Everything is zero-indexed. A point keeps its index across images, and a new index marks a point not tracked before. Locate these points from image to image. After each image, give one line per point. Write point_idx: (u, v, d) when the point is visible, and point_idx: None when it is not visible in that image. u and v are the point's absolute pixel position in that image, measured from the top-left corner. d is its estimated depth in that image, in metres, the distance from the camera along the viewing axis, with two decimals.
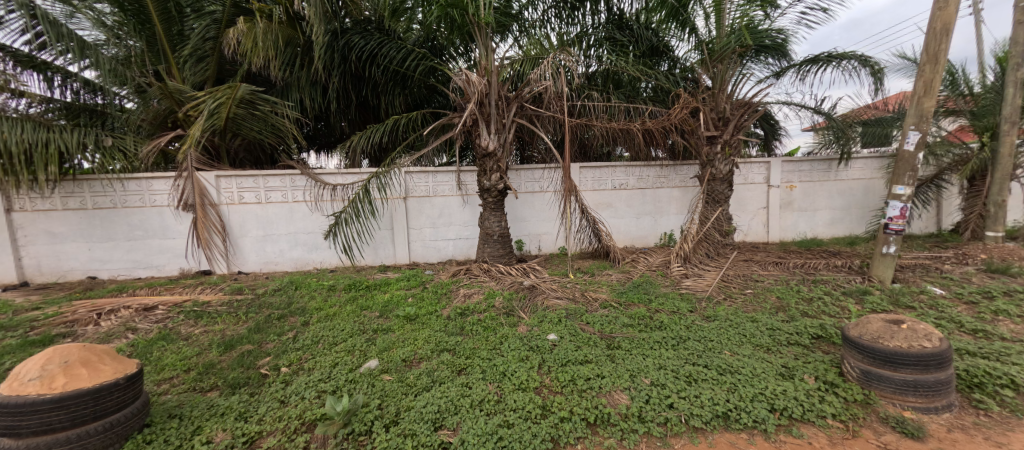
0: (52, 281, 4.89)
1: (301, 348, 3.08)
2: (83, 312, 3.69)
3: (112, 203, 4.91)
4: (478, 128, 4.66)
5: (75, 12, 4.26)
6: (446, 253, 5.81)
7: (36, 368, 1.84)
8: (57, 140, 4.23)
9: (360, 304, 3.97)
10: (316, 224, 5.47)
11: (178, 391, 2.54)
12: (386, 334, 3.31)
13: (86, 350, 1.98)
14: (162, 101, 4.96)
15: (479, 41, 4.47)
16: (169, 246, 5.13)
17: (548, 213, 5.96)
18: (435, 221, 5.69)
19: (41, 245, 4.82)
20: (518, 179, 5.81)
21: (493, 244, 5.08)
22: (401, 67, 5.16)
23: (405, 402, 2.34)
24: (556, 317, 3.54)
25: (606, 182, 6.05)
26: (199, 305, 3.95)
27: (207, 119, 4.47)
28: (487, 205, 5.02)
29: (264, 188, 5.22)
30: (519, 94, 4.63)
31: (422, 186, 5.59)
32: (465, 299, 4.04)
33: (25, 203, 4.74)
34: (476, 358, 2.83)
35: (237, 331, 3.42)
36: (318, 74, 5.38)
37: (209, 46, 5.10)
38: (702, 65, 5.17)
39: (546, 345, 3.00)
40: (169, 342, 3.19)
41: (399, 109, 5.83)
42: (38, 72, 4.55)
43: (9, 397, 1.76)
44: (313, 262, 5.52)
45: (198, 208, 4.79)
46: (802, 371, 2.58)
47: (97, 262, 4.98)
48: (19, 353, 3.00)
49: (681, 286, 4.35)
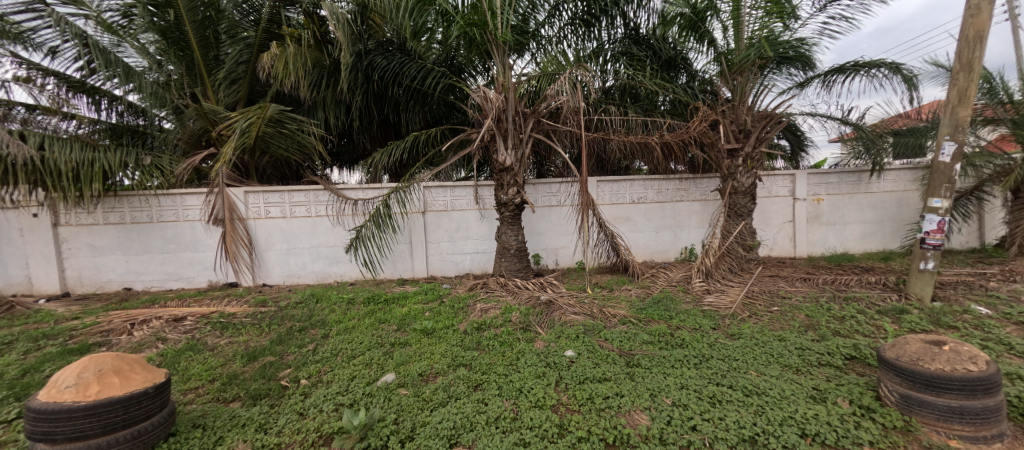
0: (91, 291, 5.15)
1: (321, 361, 3.13)
2: (118, 322, 3.85)
3: (149, 218, 5.17)
4: (496, 143, 4.71)
5: (121, 42, 4.84)
6: (463, 267, 5.83)
7: (72, 376, 1.91)
8: (101, 159, 4.53)
9: (379, 317, 4.02)
10: (337, 238, 5.58)
11: (203, 401, 2.61)
12: (404, 348, 3.32)
13: (119, 359, 2.06)
14: (198, 121, 5.19)
15: (497, 59, 4.57)
16: (200, 259, 5.33)
17: (566, 226, 5.94)
18: (452, 235, 5.74)
19: (82, 257, 5.11)
20: (535, 192, 5.81)
21: (510, 258, 5.06)
22: (421, 85, 5.31)
23: (421, 417, 2.33)
24: (573, 333, 3.49)
25: (624, 196, 5.99)
26: (225, 317, 4.06)
27: (239, 138, 4.68)
28: (505, 219, 5.05)
29: (290, 203, 5.40)
30: (536, 110, 4.64)
31: (440, 201, 5.67)
32: (482, 314, 4.02)
33: (71, 218, 5.05)
34: (493, 374, 2.80)
35: (260, 343, 3.51)
36: (343, 94, 5.57)
37: (242, 69, 5.40)
38: (721, 77, 5.17)
39: (564, 362, 2.94)
40: (196, 352, 3.30)
41: (419, 125, 5.96)
42: (87, 95, 5.00)
43: (47, 403, 1.84)
44: (334, 275, 5.62)
45: (227, 223, 4.99)
46: (835, 394, 2.45)
47: (133, 273, 5.22)
48: (58, 361, 3.15)
49: (703, 303, 4.20)
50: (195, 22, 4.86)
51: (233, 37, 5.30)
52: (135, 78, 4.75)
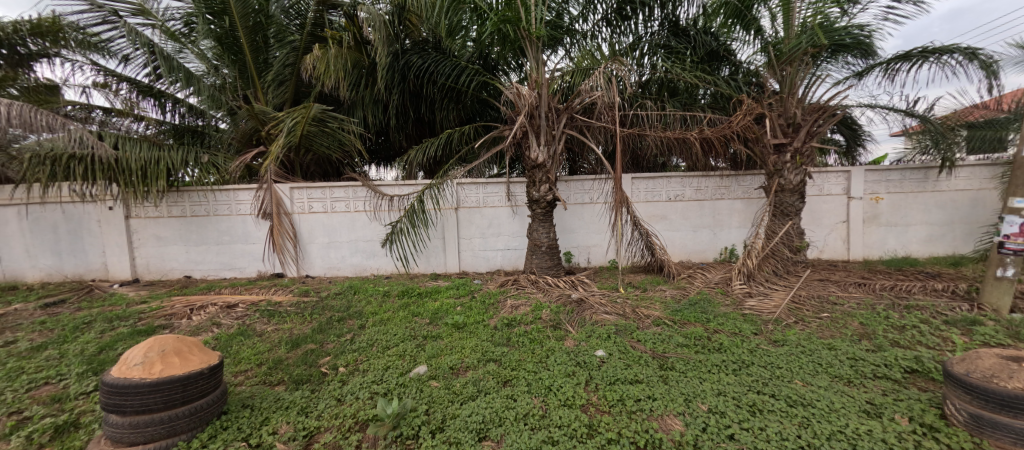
0: (157, 278, 5.65)
1: (357, 350, 3.26)
2: (180, 307, 4.20)
3: (206, 211, 5.58)
4: (528, 140, 4.69)
5: (182, 48, 5.33)
6: (495, 263, 5.87)
7: (140, 354, 2.10)
8: (165, 158, 4.95)
9: (412, 310, 4.13)
10: (375, 232, 5.78)
11: (251, 383, 2.80)
12: (436, 341, 3.40)
13: (179, 340, 2.24)
14: (249, 121, 5.51)
15: (530, 55, 4.52)
16: (250, 250, 5.70)
17: (598, 224, 5.83)
18: (484, 231, 5.79)
19: (150, 247, 5.61)
20: (568, 190, 5.75)
21: (541, 256, 5.02)
22: (456, 83, 5.39)
23: (451, 409, 2.37)
24: (604, 332, 3.43)
25: (660, 193, 5.80)
26: (272, 305, 4.32)
27: (285, 136, 4.96)
28: (536, 216, 5.02)
29: (330, 199, 5.65)
30: (569, 106, 4.60)
31: (473, 197, 5.73)
32: (512, 311, 4.03)
33: (140, 211, 5.54)
34: (522, 370, 2.81)
35: (302, 330, 3.71)
36: (380, 93, 5.72)
37: (289, 71, 5.68)
38: (768, 68, 4.87)
39: (594, 362, 2.90)
40: (246, 337, 3.53)
41: (453, 123, 6.04)
42: (154, 99, 5.50)
43: (118, 378, 2.04)
44: (370, 268, 5.84)
45: (274, 217, 5.30)
46: (892, 409, 2.26)
47: (193, 263, 5.67)
48: (128, 340, 3.48)
49: (744, 306, 4.01)
50: (247, 27, 5.15)
51: (281, 41, 5.57)
52: (194, 82, 5.28)
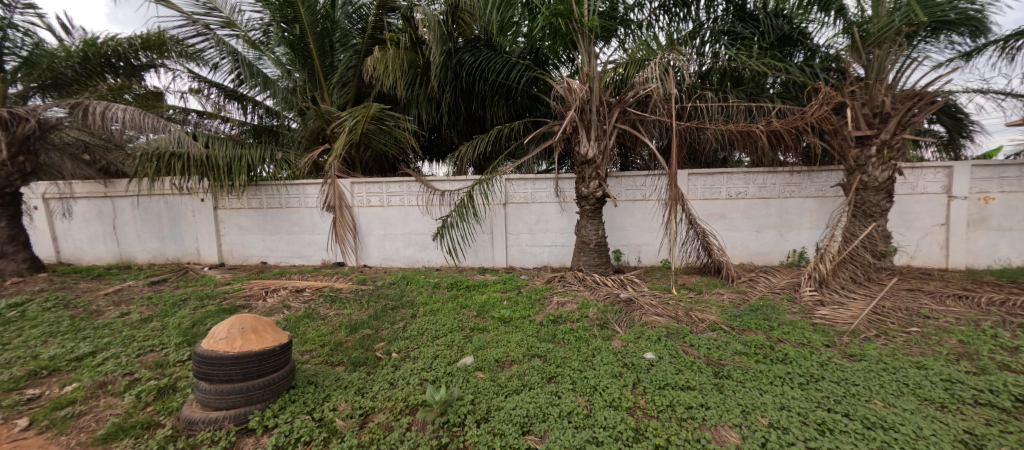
0: (239, 263, 6.33)
1: (409, 338, 3.42)
2: (257, 290, 4.67)
3: (280, 204, 6.12)
4: (578, 135, 4.62)
5: (261, 56, 5.85)
6: (542, 259, 5.86)
7: (224, 330, 2.37)
8: (247, 155, 5.57)
9: (460, 302, 4.25)
10: (426, 226, 6.00)
11: (315, 362, 3.05)
12: (482, 333, 3.47)
13: (256, 320, 2.49)
14: (316, 120, 5.94)
15: (582, 48, 4.43)
16: (316, 240, 6.17)
17: (651, 222, 5.59)
18: (532, 227, 5.79)
19: (233, 235, 6.28)
20: (618, 186, 5.58)
21: (589, 253, 4.93)
22: (506, 79, 5.43)
23: (496, 401, 2.42)
24: (654, 334, 3.30)
25: (720, 191, 5.43)
26: (334, 291, 4.67)
27: (348, 134, 5.30)
28: (585, 213, 4.93)
29: (386, 193, 5.95)
30: (622, 99, 4.45)
31: (521, 193, 5.75)
32: (558, 307, 4.01)
33: (226, 203, 6.21)
34: (567, 368, 2.79)
35: (360, 316, 3.96)
36: (433, 91, 5.89)
37: (351, 73, 6.03)
38: (851, 51, 4.37)
39: (643, 364, 2.80)
40: (311, 320, 3.85)
41: (503, 119, 6.09)
42: (238, 102, 6.18)
43: (207, 350, 2.31)
44: (422, 261, 6.08)
45: (337, 210, 5.70)
46: (999, 443, 1.95)
47: (268, 250, 6.26)
48: (216, 317, 3.94)
49: (814, 315, 3.66)
50: (315, 33, 5.55)
51: (345, 45, 5.94)
52: (271, 86, 5.83)
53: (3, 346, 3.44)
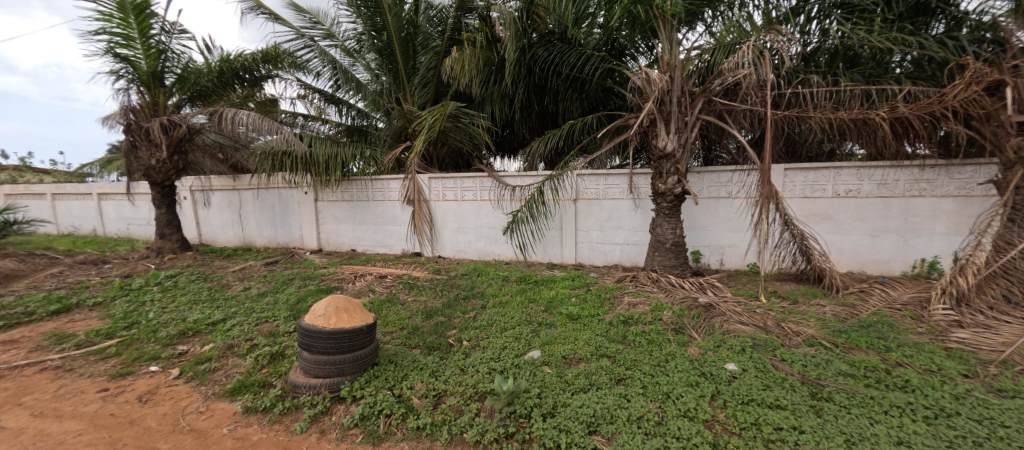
0: (334, 249, 7.10)
1: (479, 327, 3.56)
2: (347, 274, 5.21)
3: (367, 197, 6.73)
4: (656, 128, 4.36)
5: (355, 63, 6.43)
6: (613, 258, 5.67)
7: (322, 308, 2.68)
8: (340, 153, 6.19)
9: (528, 296, 4.31)
10: (497, 221, 6.14)
11: (395, 343, 3.32)
12: (550, 329, 3.48)
13: (347, 300, 2.79)
14: (399, 119, 6.38)
15: (663, 36, 4.19)
16: (397, 231, 6.68)
17: (737, 222, 5.09)
18: (603, 224, 5.63)
19: (329, 224, 7.06)
20: (700, 182, 5.16)
21: (664, 253, 4.67)
22: (580, 73, 5.31)
23: (563, 397, 2.41)
24: (738, 344, 3.02)
25: (825, 188, 4.75)
26: (412, 279, 5.02)
27: (427, 132, 5.63)
28: (661, 211, 4.65)
29: (461, 188, 6.21)
30: (708, 88, 4.15)
31: (592, 189, 5.61)
32: (629, 308, 3.87)
33: (324, 196, 6.99)
34: (638, 371, 2.68)
35: (435, 304, 4.22)
36: (507, 88, 5.97)
37: (431, 74, 6.36)
38: (1015, 16, 3.56)
39: (724, 376, 2.59)
40: (392, 304, 4.20)
41: (575, 114, 5.98)
42: (335, 105, 6.90)
43: (308, 324, 2.64)
44: (492, 254, 6.25)
45: (416, 203, 6.10)
46: None
47: (357, 239, 6.93)
48: (315, 296, 4.48)
49: (947, 338, 3.06)
50: (400, 38, 6.01)
51: (426, 48, 6.28)
52: (362, 90, 6.41)
53: (163, 309, 4.28)
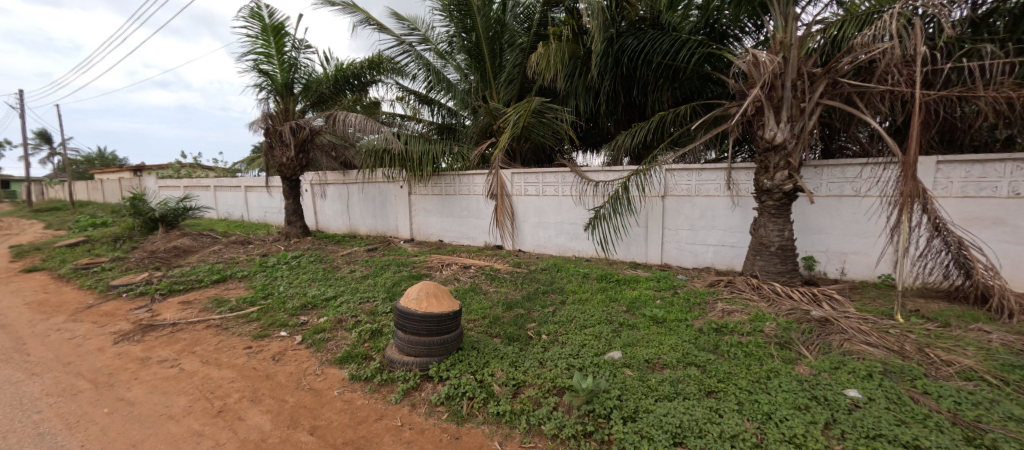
0: (424, 239, 7.68)
1: (558, 322, 3.56)
2: (435, 263, 5.60)
3: (454, 191, 7.13)
4: (764, 116, 3.87)
5: (446, 64, 6.80)
6: (704, 260, 5.22)
7: (415, 292, 2.94)
8: (432, 150, 6.65)
9: (609, 295, 4.19)
10: (578, 216, 6.05)
11: (478, 331, 3.49)
12: (632, 330, 3.35)
13: (437, 287, 3.01)
14: (485, 117, 6.58)
15: (775, 12, 3.73)
16: (480, 224, 6.97)
17: (866, 225, 4.31)
18: (694, 223, 5.20)
19: (421, 216, 7.64)
20: (818, 177, 4.47)
21: (768, 257, 4.16)
22: (674, 60, 4.98)
23: (645, 403, 2.31)
24: (862, 368, 2.57)
25: (996, 187, 3.75)
26: (493, 271, 5.21)
27: (512, 128, 5.76)
28: (766, 210, 4.14)
29: (542, 183, 6.25)
30: (832, 68, 3.58)
31: (684, 185, 5.22)
32: (723, 315, 3.54)
33: (416, 189, 7.58)
34: (732, 385, 2.45)
35: (515, 296, 4.33)
36: (592, 81, 5.78)
37: (517, 71, 6.46)
38: None
39: (843, 403, 2.23)
40: (475, 294, 4.41)
41: (666, 105, 5.61)
42: (428, 105, 7.40)
43: (403, 306, 2.91)
44: (572, 250, 6.18)
45: (499, 197, 6.30)
46: None
47: (444, 230, 7.39)
48: (408, 281, 4.90)
49: None
50: (488, 37, 6.25)
51: (512, 45, 6.39)
52: (452, 89, 6.83)
53: (290, 284, 5.07)
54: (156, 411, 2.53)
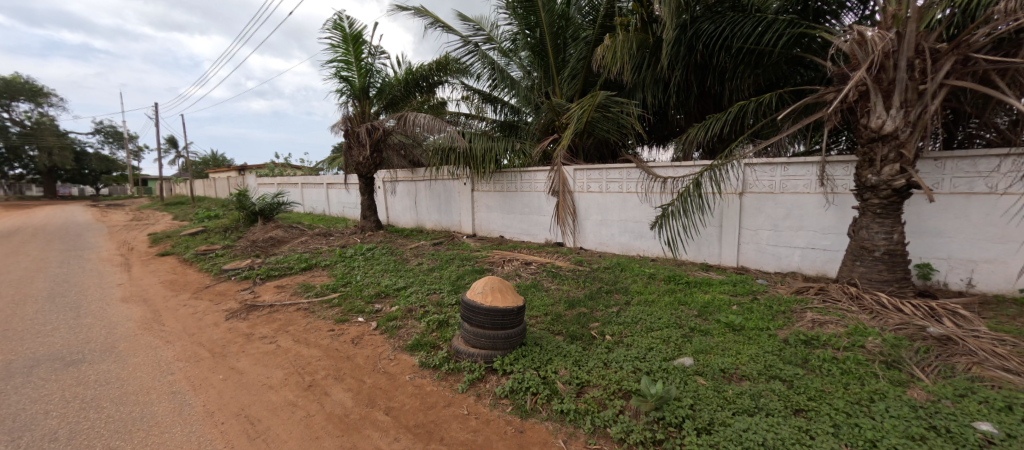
0: (486, 234, 7.87)
1: (623, 324, 3.45)
2: (497, 258, 5.70)
3: (516, 188, 7.20)
4: (870, 102, 3.39)
5: (510, 62, 6.85)
6: (789, 263, 4.72)
7: (481, 286, 3.04)
8: (496, 147, 6.79)
9: (679, 297, 3.96)
10: (644, 214, 5.79)
11: (540, 327, 3.50)
12: (704, 337, 3.13)
13: (501, 282, 3.08)
14: (548, 113, 6.54)
15: None
16: (541, 221, 6.97)
17: (1004, 229, 3.59)
18: (778, 223, 4.73)
19: (483, 212, 7.83)
20: (938, 171, 3.82)
21: (871, 263, 3.65)
22: (757, 44, 4.52)
23: (722, 415, 2.15)
24: (1000, 399, 2.16)
25: None
26: (555, 268, 5.18)
27: (575, 123, 5.66)
28: (870, 209, 3.63)
29: (606, 180, 6.08)
30: (962, 41, 3.03)
31: (766, 181, 4.76)
32: (813, 326, 3.18)
33: (479, 186, 7.78)
34: (826, 405, 2.18)
35: (577, 294, 4.27)
36: (662, 71, 5.47)
37: (582, 65, 6.31)
38: None
39: (973, 437, 1.89)
40: (537, 290, 4.42)
41: (746, 93, 5.17)
42: (492, 103, 7.54)
43: (469, 299, 3.02)
44: (636, 249, 5.94)
45: (560, 194, 6.26)
46: None
47: (505, 226, 7.51)
48: (471, 275, 5.06)
49: None
50: (552, 33, 6.17)
51: (576, 39, 6.29)
52: (514, 87, 6.75)
53: (365, 274, 5.48)
54: (259, 381, 2.89)
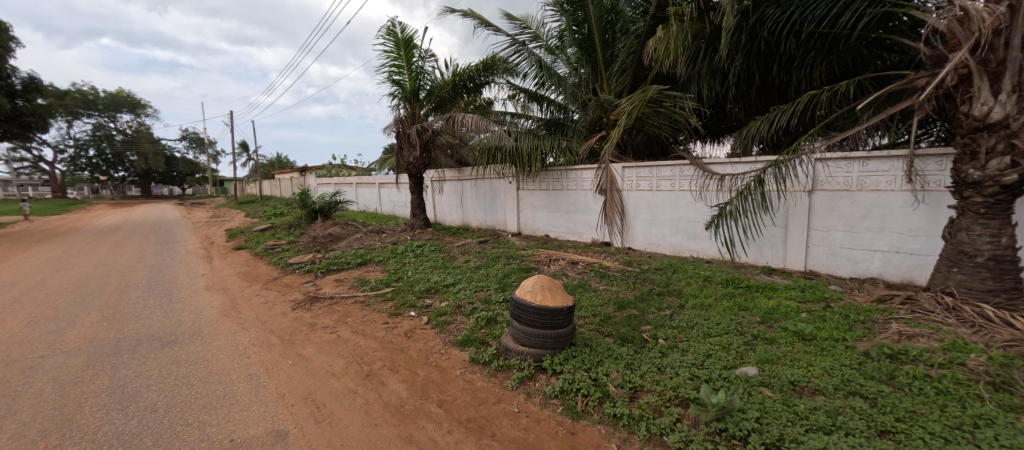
0: (531, 233, 7.88)
1: (677, 328, 3.30)
2: (543, 257, 5.68)
3: (562, 186, 7.13)
4: (975, 86, 2.97)
5: (556, 59, 6.82)
6: (868, 269, 4.27)
7: (530, 285, 3.04)
8: (542, 145, 6.74)
9: (739, 302, 3.72)
10: (699, 213, 5.50)
11: (589, 328, 3.44)
12: (769, 345, 2.92)
13: (551, 282, 3.06)
14: (596, 110, 6.42)
15: None
16: (588, 220, 6.85)
17: None
18: (854, 223, 4.30)
19: (528, 210, 7.84)
20: None
21: (973, 270, 3.20)
22: (831, 27, 4.13)
23: (793, 431, 1.99)
24: None
25: None
26: (602, 268, 5.07)
27: (625, 119, 5.49)
28: (972, 208, 3.19)
29: (657, 177, 5.85)
30: None
31: (840, 177, 4.34)
32: (899, 339, 2.85)
33: (525, 184, 7.79)
34: (920, 428, 1.95)
35: (627, 295, 4.14)
36: (720, 62, 5.18)
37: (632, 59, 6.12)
38: None
39: None
40: (584, 290, 4.35)
41: (817, 81, 4.75)
42: (538, 101, 7.53)
43: (518, 297, 3.03)
44: (690, 250, 5.66)
45: (608, 193, 6.11)
46: None
47: (551, 225, 7.46)
48: (517, 273, 5.08)
49: None
50: (600, 27, 6.06)
51: (625, 32, 6.08)
52: (562, 84, 6.72)
53: (415, 270, 5.68)
54: (322, 368, 3.09)
